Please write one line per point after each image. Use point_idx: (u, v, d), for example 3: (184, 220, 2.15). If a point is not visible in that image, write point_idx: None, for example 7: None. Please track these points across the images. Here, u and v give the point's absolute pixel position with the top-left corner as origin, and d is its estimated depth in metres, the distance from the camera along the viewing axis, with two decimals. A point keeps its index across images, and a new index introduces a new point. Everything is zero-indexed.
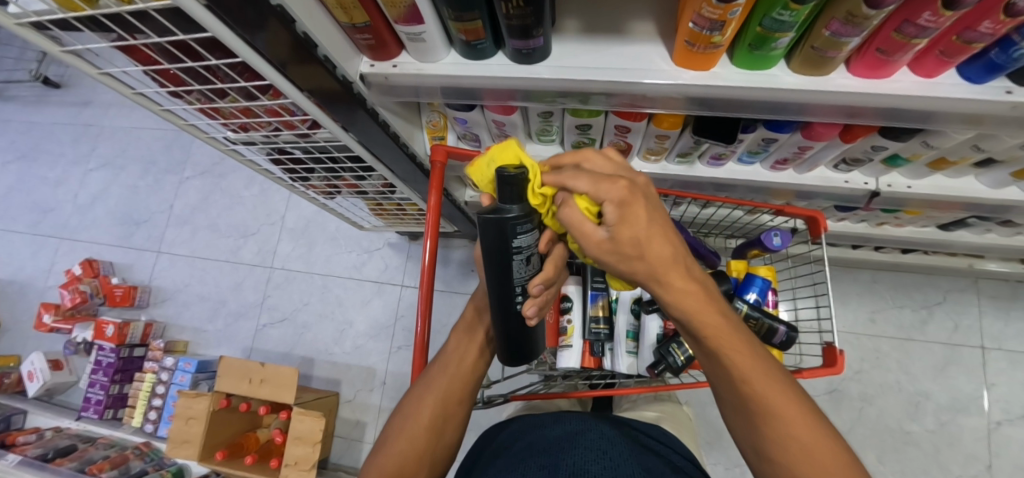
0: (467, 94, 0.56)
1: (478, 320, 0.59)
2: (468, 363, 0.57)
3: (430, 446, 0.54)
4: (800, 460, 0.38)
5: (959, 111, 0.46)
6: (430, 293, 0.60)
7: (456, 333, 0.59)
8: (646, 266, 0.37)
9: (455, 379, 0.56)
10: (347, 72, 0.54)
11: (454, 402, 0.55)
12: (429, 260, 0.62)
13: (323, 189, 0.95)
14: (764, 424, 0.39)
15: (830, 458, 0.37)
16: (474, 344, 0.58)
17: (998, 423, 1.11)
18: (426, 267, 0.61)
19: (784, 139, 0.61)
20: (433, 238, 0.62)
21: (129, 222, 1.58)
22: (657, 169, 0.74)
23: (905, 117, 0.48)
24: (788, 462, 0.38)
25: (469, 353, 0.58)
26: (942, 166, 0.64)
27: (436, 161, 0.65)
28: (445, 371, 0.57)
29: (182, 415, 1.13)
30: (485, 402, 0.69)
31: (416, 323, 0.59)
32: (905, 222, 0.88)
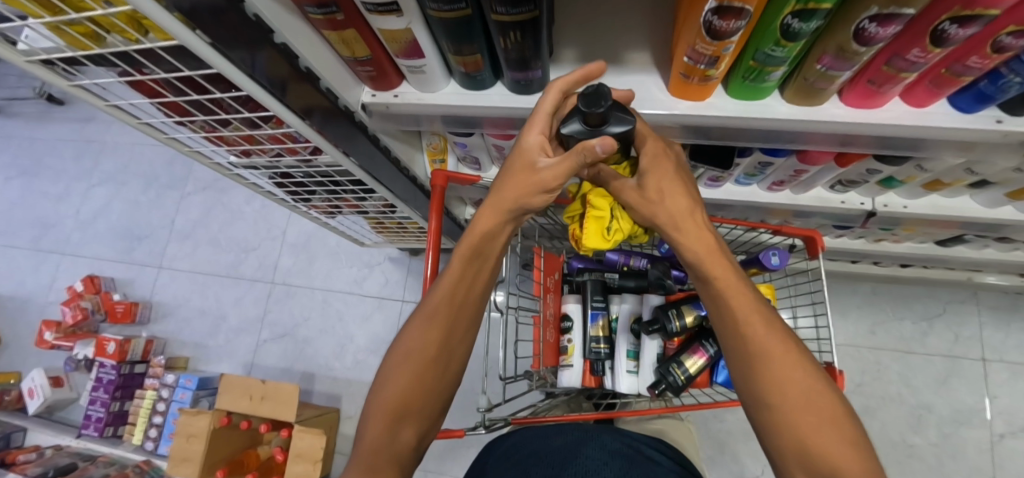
0: (467, 122, 0.57)
1: (484, 246, 0.50)
2: (475, 289, 0.51)
3: (435, 383, 0.49)
4: (791, 390, 0.43)
5: (951, 139, 0.47)
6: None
7: (459, 255, 0.50)
8: (666, 213, 0.51)
9: (462, 306, 0.50)
10: (348, 102, 0.55)
11: (459, 326, 0.50)
12: (429, 281, 0.62)
13: (325, 209, 0.96)
14: (760, 360, 0.45)
15: (800, 373, 0.44)
16: (485, 262, 0.52)
17: (1001, 436, 1.11)
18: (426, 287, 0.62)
19: (779, 162, 0.61)
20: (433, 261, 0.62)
21: (130, 237, 1.59)
22: None
23: (898, 145, 0.49)
24: (783, 397, 0.43)
25: (474, 278, 0.51)
26: (936, 187, 0.64)
27: (436, 185, 0.65)
28: (453, 298, 0.50)
29: (182, 433, 1.13)
30: (486, 426, 0.69)
31: None
32: (902, 238, 0.88)
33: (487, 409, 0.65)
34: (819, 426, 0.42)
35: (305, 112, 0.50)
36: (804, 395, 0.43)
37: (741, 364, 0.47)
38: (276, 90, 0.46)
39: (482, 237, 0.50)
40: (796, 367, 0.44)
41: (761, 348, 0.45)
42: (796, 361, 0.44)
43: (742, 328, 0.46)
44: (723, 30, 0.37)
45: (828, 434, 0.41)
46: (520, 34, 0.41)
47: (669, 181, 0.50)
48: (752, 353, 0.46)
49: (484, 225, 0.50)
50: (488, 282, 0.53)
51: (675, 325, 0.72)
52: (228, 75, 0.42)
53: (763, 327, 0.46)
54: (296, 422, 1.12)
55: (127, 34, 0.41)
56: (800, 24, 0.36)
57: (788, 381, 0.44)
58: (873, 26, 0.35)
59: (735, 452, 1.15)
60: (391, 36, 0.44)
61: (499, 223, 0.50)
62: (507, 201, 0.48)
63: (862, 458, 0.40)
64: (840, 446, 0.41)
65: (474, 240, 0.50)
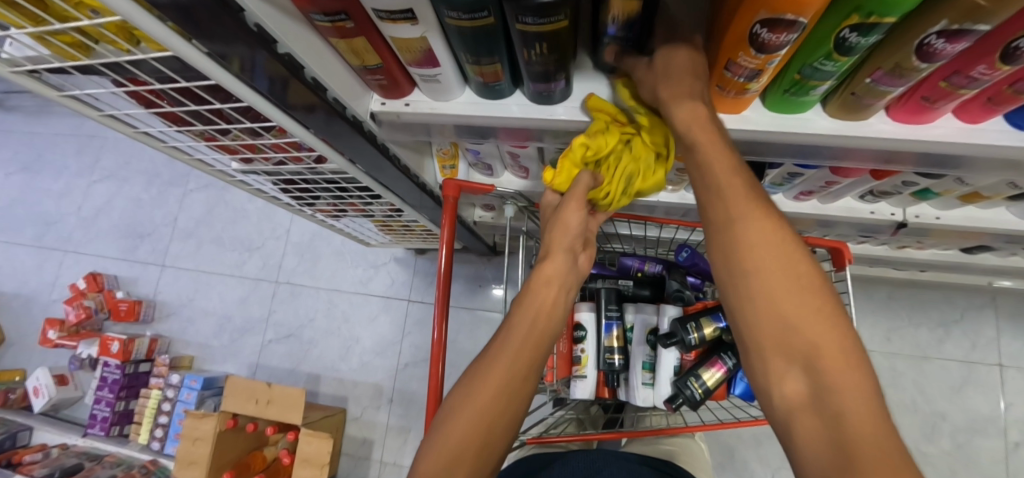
0: (481, 132, 0.55)
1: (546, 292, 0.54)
2: (542, 328, 0.52)
3: (498, 416, 0.44)
4: (785, 295, 0.38)
5: (1003, 158, 0.44)
6: (445, 315, 0.58)
7: (520, 314, 0.51)
8: (671, 82, 0.42)
9: (522, 356, 0.48)
10: (356, 111, 0.51)
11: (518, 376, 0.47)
12: (443, 297, 0.59)
13: (330, 212, 0.93)
14: (750, 260, 0.40)
15: (800, 276, 0.39)
16: (556, 299, 0.54)
17: (1015, 444, 1.09)
18: (437, 299, 0.59)
19: (810, 173, 0.58)
20: (444, 274, 0.59)
21: (133, 234, 1.57)
22: (675, 198, 0.72)
23: (945, 163, 0.46)
24: (775, 301, 0.39)
25: (534, 328, 0.51)
26: (974, 199, 0.61)
27: (447, 196, 0.62)
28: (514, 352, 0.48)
29: (188, 436, 1.12)
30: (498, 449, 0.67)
31: (433, 331, 0.58)
32: (927, 246, 0.85)
33: None
34: (810, 323, 0.37)
35: (308, 108, 0.45)
36: (796, 289, 0.38)
37: (735, 271, 0.41)
38: (275, 93, 0.42)
39: (542, 288, 0.54)
40: (797, 272, 0.39)
41: (750, 242, 0.40)
42: (795, 266, 0.39)
43: (738, 226, 0.41)
44: (772, 45, 0.34)
45: (820, 330, 0.37)
46: (547, 46, 0.38)
47: (687, 69, 0.41)
48: (739, 244, 0.40)
49: (551, 267, 0.55)
50: (556, 318, 0.54)
51: (693, 338, 0.69)
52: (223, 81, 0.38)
53: (758, 219, 0.40)
54: (303, 426, 1.10)
55: (117, 45, 0.38)
56: (858, 39, 0.32)
57: (778, 287, 0.39)
58: (940, 41, 0.31)
59: (744, 459, 1.14)
60: (405, 45, 0.41)
61: (559, 261, 0.55)
62: (564, 243, 0.56)
63: (854, 358, 0.36)
64: (834, 344, 0.36)
65: (539, 286, 0.54)
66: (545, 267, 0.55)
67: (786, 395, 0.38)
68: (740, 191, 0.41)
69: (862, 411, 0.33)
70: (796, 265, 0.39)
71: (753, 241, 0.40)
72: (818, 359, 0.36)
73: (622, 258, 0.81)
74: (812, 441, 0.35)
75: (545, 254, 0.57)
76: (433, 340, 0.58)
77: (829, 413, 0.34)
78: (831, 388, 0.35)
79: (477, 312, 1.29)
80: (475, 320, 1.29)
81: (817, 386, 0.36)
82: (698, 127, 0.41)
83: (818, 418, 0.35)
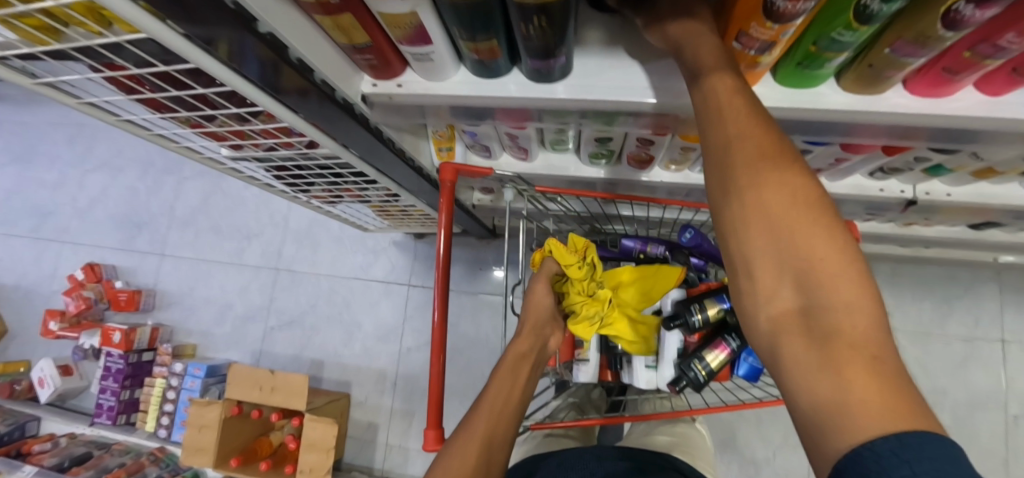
0: (479, 113, 0.52)
1: (521, 364, 0.65)
2: (510, 402, 0.60)
3: (489, 464, 0.53)
4: (778, 209, 0.30)
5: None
6: (444, 297, 0.57)
7: (497, 383, 0.62)
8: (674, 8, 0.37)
9: (502, 415, 0.58)
10: (347, 93, 0.49)
11: (498, 434, 0.56)
12: (442, 283, 0.58)
13: (326, 198, 0.91)
14: (738, 167, 0.32)
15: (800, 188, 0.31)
16: (521, 377, 0.63)
17: (1015, 418, 1.10)
18: (437, 285, 0.58)
19: (819, 150, 0.56)
20: (442, 264, 0.58)
21: (130, 224, 1.55)
22: (679, 177, 0.69)
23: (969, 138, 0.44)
24: (768, 213, 0.30)
25: (512, 393, 0.61)
26: (986, 175, 0.59)
27: (444, 180, 0.60)
28: (497, 414, 0.57)
29: (194, 423, 1.13)
30: None
31: (433, 314, 0.57)
32: (934, 224, 0.83)
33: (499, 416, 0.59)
34: (809, 238, 0.29)
35: (295, 91, 0.43)
36: (791, 200, 0.30)
37: (722, 185, 0.33)
38: (259, 76, 0.39)
39: (516, 361, 0.64)
40: (799, 185, 0.31)
41: (739, 140, 0.32)
42: (794, 177, 0.31)
43: (724, 131, 0.33)
44: (786, 13, 0.31)
45: (819, 242, 0.29)
46: (546, 20, 0.35)
47: (708, 45, 0.36)
48: (728, 150, 0.33)
49: (521, 347, 0.66)
50: (525, 393, 0.63)
51: (697, 319, 0.68)
52: (199, 61, 0.36)
53: (745, 118, 0.33)
54: (307, 412, 1.11)
55: (87, 26, 0.35)
56: (880, 5, 0.30)
57: (773, 197, 0.30)
58: (969, 7, 0.29)
59: (745, 436, 1.15)
60: (394, 21, 0.38)
61: (529, 343, 0.66)
62: (535, 324, 0.68)
63: (863, 283, 0.28)
64: (838, 265, 0.28)
65: (512, 361, 0.65)
66: (518, 345, 0.66)
67: (771, 321, 0.30)
68: (732, 92, 0.34)
69: (863, 333, 0.27)
70: (795, 174, 0.31)
71: (747, 144, 0.32)
72: (815, 281, 0.28)
73: (624, 240, 0.79)
74: (806, 376, 0.28)
75: (518, 333, 0.68)
76: (433, 324, 0.57)
77: (822, 334, 0.28)
78: (827, 305, 0.28)
79: (478, 296, 1.28)
80: (476, 304, 1.28)
81: (808, 303, 0.29)
82: (697, 51, 0.36)
83: (810, 348, 0.28)
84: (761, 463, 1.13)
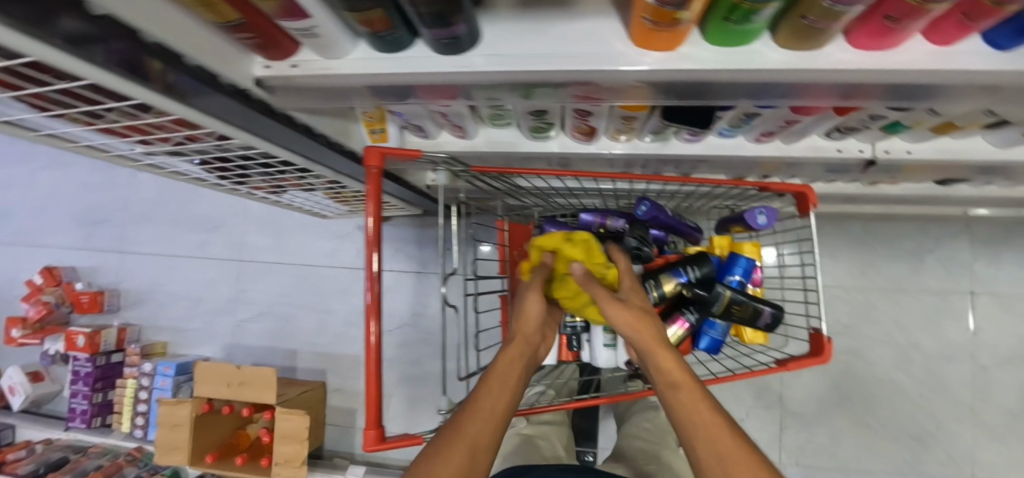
0: (393, 91, 0.47)
1: (512, 366, 0.51)
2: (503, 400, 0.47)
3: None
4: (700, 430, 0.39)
5: (984, 82, 0.38)
6: (376, 278, 0.55)
7: (485, 386, 0.47)
8: None
9: (488, 425, 0.43)
10: (234, 80, 0.44)
11: (481, 452, 0.41)
12: (374, 272, 0.55)
13: (268, 189, 0.86)
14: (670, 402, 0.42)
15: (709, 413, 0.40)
16: (515, 376, 0.50)
17: (984, 367, 1.11)
18: (367, 274, 0.55)
19: (767, 113, 0.52)
20: (373, 241, 0.55)
21: (84, 223, 1.49)
22: (628, 148, 0.64)
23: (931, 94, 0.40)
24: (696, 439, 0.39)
25: (501, 400, 0.46)
26: (947, 130, 0.55)
27: (370, 166, 0.56)
28: (483, 424, 0.43)
29: (165, 423, 1.11)
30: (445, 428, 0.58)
31: (365, 300, 0.54)
32: (900, 181, 0.80)
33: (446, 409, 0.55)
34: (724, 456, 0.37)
35: (172, 87, 0.38)
36: (707, 425, 0.39)
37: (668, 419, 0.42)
38: (128, 68, 0.34)
39: (508, 364, 0.51)
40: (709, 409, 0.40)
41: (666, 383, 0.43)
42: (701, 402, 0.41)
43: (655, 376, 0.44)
44: None
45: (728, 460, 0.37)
46: None
47: None
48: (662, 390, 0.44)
49: (514, 351, 0.53)
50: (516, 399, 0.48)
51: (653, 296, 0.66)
52: (71, 69, 0.30)
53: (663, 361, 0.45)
54: (278, 404, 1.09)
55: None
56: None
57: (694, 423, 0.40)
58: None
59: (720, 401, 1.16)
60: None
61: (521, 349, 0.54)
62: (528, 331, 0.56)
63: None
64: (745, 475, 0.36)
65: (505, 363, 0.51)
66: (511, 347, 0.53)
67: None
68: (647, 339, 0.47)
69: None
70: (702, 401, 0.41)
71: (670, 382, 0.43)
72: None
73: (585, 212, 0.75)
74: None
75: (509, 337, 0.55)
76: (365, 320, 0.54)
77: None
78: None
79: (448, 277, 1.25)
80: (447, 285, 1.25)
81: None
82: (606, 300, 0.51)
83: None
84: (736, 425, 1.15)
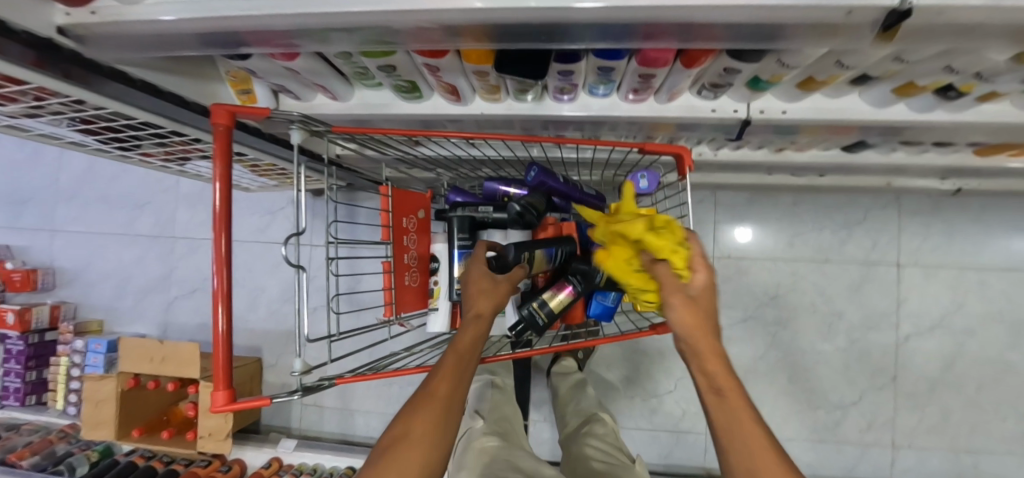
0: (221, 41, 0.45)
1: (479, 305, 0.52)
2: (461, 389, 0.45)
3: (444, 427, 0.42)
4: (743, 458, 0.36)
5: (799, 22, 0.37)
6: (224, 263, 0.53)
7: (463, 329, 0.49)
8: None
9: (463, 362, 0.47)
10: (31, 28, 0.41)
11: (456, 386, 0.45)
12: (223, 257, 0.53)
13: (166, 158, 0.84)
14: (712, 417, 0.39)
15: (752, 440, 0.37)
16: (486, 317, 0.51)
17: (906, 337, 1.13)
18: (216, 265, 0.53)
19: (620, 66, 0.51)
20: (219, 220, 0.52)
21: (14, 200, 1.45)
22: (504, 109, 0.63)
23: (753, 35, 0.39)
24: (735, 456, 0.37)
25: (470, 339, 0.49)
26: (812, 86, 0.54)
27: (217, 124, 0.54)
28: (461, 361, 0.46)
29: (90, 399, 1.11)
30: (303, 387, 0.55)
31: (213, 281, 0.53)
32: (805, 146, 0.79)
33: (301, 369, 0.54)
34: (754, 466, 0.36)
35: None
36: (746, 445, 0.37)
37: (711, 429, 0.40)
38: None
39: (479, 302, 0.52)
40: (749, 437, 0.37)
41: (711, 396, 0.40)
42: (749, 429, 0.37)
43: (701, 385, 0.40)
44: None
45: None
46: None
47: None
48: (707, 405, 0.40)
49: (472, 328, 0.50)
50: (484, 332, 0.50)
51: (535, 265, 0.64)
52: None
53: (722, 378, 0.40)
54: (203, 378, 1.09)
55: None
56: None
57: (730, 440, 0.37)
58: None
59: (649, 372, 1.17)
60: None
61: (480, 326, 0.50)
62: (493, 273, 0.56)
63: None
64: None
65: (475, 303, 0.52)
66: (478, 285, 0.54)
67: None
68: (704, 346, 0.41)
69: None
70: (750, 427, 0.37)
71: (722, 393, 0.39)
72: None
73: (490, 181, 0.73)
74: None
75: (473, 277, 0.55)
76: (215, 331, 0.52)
77: None
78: None
79: None
80: None
81: None
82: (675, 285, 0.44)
83: None
84: (663, 395, 1.16)
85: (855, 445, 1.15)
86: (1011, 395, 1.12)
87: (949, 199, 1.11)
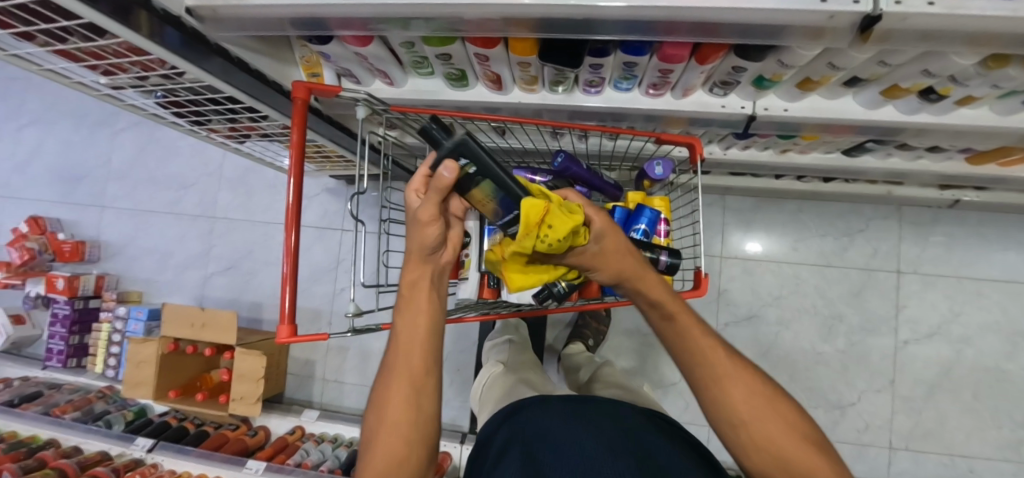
0: (315, 25, 0.54)
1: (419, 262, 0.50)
2: (424, 355, 0.50)
3: (419, 393, 0.49)
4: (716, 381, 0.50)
5: (795, 24, 0.45)
6: (292, 254, 0.60)
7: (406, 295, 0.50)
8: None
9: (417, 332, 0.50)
10: (166, 6, 0.51)
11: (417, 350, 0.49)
12: (291, 248, 0.60)
13: (228, 135, 0.93)
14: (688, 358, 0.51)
15: (718, 365, 0.50)
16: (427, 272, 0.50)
17: (905, 342, 1.18)
18: (286, 259, 0.60)
19: (643, 62, 0.60)
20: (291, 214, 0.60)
21: (70, 177, 1.56)
22: (537, 99, 0.71)
23: (756, 33, 0.47)
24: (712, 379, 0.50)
25: (419, 304, 0.50)
26: (809, 86, 0.63)
27: (297, 98, 0.63)
28: (415, 330, 0.50)
29: (132, 360, 1.19)
30: (354, 330, 0.62)
31: (283, 266, 0.60)
32: (808, 147, 0.87)
33: (354, 312, 0.61)
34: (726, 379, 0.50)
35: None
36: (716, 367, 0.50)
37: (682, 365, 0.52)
38: None
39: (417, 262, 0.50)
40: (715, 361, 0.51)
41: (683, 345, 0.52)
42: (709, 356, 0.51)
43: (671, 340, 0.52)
44: None
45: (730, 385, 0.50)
46: None
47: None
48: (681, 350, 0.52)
49: (412, 279, 0.50)
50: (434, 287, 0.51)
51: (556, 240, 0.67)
52: None
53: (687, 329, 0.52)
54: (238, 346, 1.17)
55: None
56: None
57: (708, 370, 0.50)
58: None
59: (656, 363, 1.23)
60: None
61: (421, 269, 0.50)
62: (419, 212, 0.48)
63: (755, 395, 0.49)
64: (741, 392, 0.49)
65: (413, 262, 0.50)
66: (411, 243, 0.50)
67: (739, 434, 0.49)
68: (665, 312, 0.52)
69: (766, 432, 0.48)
70: (710, 355, 0.51)
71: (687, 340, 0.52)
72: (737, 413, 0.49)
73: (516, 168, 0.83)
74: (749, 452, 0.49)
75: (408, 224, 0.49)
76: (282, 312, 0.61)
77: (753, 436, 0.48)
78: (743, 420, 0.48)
79: None
80: None
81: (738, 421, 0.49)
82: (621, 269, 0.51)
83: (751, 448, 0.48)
84: (668, 386, 1.22)
85: (853, 445, 1.19)
86: (1008, 403, 1.15)
87: (948, 212, 1.17)
